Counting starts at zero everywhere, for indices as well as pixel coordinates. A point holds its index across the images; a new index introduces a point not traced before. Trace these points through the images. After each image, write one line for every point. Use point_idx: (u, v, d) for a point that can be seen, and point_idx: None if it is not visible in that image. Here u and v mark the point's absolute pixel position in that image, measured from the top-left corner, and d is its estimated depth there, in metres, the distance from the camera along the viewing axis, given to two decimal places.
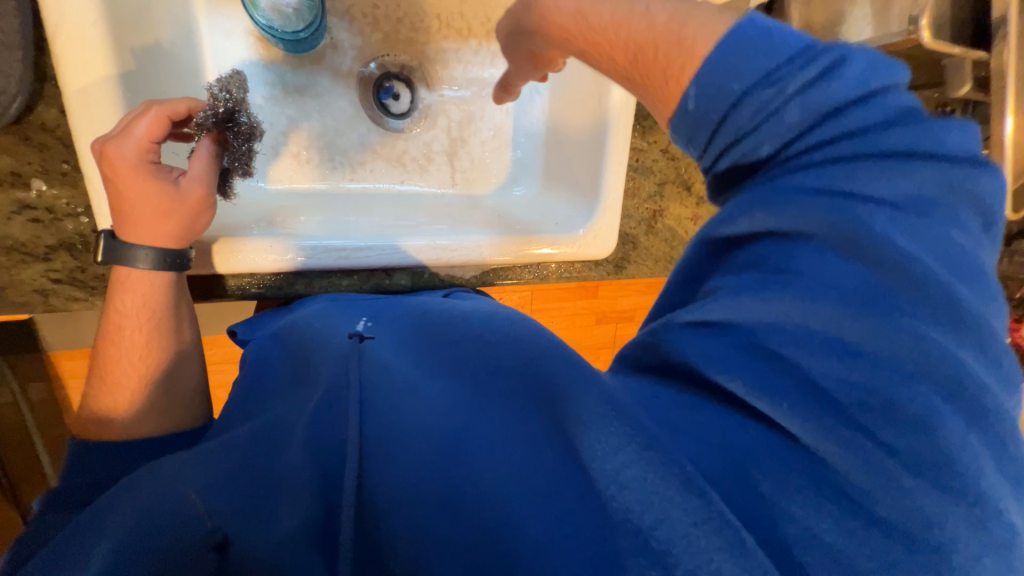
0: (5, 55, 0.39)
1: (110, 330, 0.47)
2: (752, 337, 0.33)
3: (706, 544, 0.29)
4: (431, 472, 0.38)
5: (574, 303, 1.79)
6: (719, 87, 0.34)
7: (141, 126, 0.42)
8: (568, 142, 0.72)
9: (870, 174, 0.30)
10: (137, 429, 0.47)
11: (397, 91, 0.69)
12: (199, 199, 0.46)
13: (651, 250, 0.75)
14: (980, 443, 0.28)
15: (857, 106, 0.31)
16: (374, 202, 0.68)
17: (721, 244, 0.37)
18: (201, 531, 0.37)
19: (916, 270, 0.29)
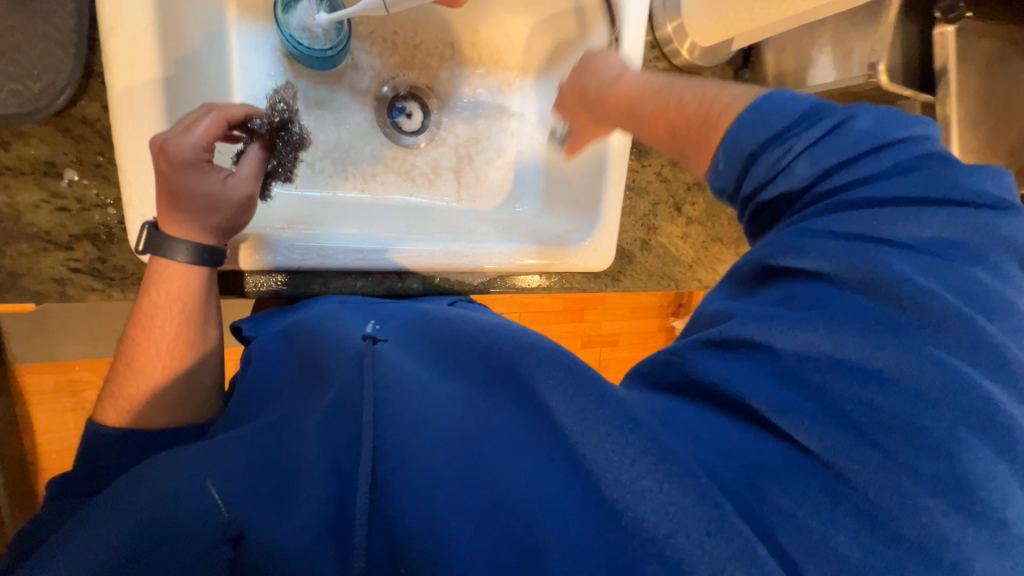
0: (60, 52, 0.43)
1: (143, 319, 0.49)
2: (781, 364, 0.36)
3: (718, 554, 0.31)
4: (466, 490, 0.38)
5: (560, 326, 1.83)
6: (737, 148, 0.43)
7: (203, 127, 0.46)
8: (569, 171, 0.78)
9: (887, 221, 0.36)
10: (151, 417, 0.49)
11: (410, 110, 0.74)
12: (244, 198, 0.50)
13: (646, 265, 0.80)
14: (998, 463, 0.31)
15: (862, 160, 0.38)
16: (386, 212, 0.71)
17: (761, 277, 0.41)
18: (220, 518, 0.37)
19: (939, 307, 0.32)
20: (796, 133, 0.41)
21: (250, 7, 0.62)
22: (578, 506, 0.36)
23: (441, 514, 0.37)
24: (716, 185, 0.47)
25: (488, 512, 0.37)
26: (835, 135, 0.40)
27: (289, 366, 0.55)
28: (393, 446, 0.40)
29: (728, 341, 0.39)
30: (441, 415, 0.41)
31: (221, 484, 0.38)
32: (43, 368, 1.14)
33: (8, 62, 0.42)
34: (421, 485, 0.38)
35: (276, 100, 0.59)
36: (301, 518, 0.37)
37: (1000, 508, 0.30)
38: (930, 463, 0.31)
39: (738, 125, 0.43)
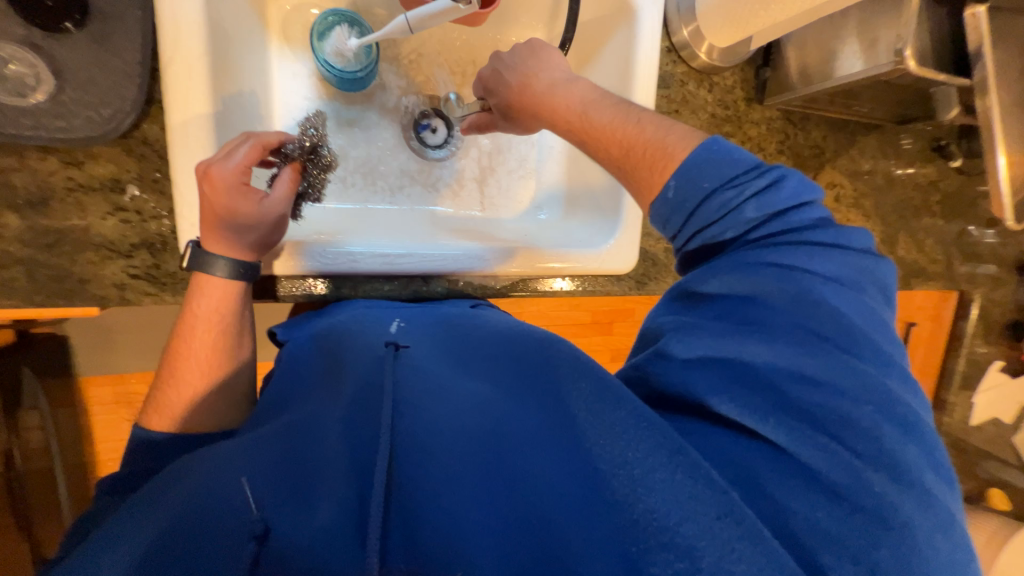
0: (128, 81, 0.49)
1: (184, 329, 0.52)
2: (740, 368, 0.41)
3: (726, 535, 0.34)
4: (476, 468, 0.40)
5: (589, 339, 1.81)
6: (694, 185, 0.45)
7: (241, 154, 0.50)
8: (570, 193, 0.82)
9: (808, 259, 0.43)
10: (190, 423, 0.51)
11: (434, 125, 0.77)
12: (277, 218, 0.53)
13: (671, 267, 0.80)
14: (904, 438, 0.38)
15: (783, 213, 0.45)
16: (412, 221, 0.74)
17: (695, 300, 0.45)
18: (242, 520, 0.37)
19: (849, 324, 0.40)
20: (747, 180, 0.45)
21: (289, 38, 0.68)
22: (594, 500, 0.38)
23: (464, 511, 0.38)
24: (660, 215, 0.48)
25: (507, 505, 0.39)
26: (775, 188, 0.45)
27: (315, 367, 0.56)
28: (414, 441, 0.42)
29: (699, 353, 0.42)
30: (463, 410, 0.44)
31: (248, 484, 0.39)
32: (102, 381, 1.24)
33: (86, 93, 0.48)
34: (446, 478, 0.40)
35: (307, 127, 0.67)
36: (321, 519, 0.37)
37: (911, 471, 0.37)
38: (859, 443, 0.38)
39: (696, 165, 0.45)
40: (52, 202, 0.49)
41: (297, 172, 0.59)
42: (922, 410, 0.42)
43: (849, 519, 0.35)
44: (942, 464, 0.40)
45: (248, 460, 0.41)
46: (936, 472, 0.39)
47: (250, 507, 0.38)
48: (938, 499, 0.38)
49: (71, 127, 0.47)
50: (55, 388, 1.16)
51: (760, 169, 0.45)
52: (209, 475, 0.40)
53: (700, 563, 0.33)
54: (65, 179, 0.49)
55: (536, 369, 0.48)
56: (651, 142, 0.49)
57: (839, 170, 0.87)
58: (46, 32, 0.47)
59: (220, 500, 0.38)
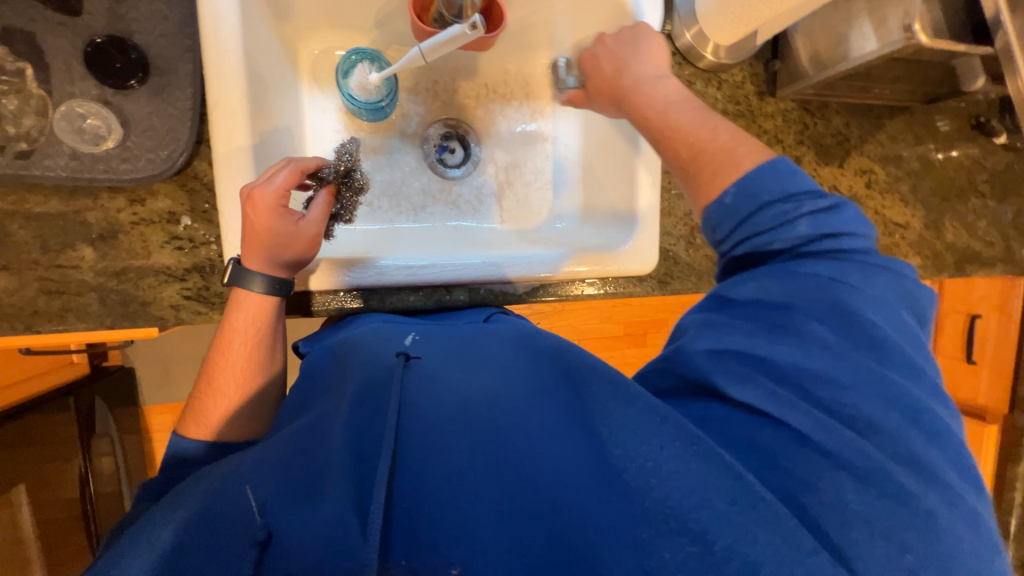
0: (181, 125, 0.56)
1: (224, 342, 0.56)
2: (766, 363, 0.41)
3: (744, 520, 0.35)
4: (484, 458, 0.42)
5: (623, 352, 1.77)
6: (752, 194, 0.46)
7: (281, 178, 0.54)
8: (602, 205, 0.81)
9: (848, 274, 0.43)
10: (227, 428, 0.55)
11: (453, 147, 0.82)
12: (311, 237, 0.57)
13: (694, 265, 0.78)
14: (929, 442, 0.38)
15: (839, 237, 0.45)
16: (435, 236, 0.78)
17: (725, 304, 0.46)
18: (251, 526, 0.40)
19: (880, 334, 0.40)
20: (807, 198, 0.46)
21: (319, 79, 0.75)
22: (608, 489, 0.39)
23: (467, 504, 0.40)
24: (713, 218, 0.49)
25: (512, 497, 0.40)
26: (834, 211, 0.45)
27: (329, 371, 0.58)
28: (421, 439, 0.43)
29: (726, 346, 0.42)
30: (474, 407, 0.46)
31: (253, 492, 0.42)
32: (164, 409, 1.33)
33: (146, 138, 0.55)
34: (455, 471, 0.42)
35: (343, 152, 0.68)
36: (328, 511, 0.39)
37: (931, 467, 0.37)
38: (886, 441, 0.37)
39: (755, 177, 0.46)
40: (120, 234, 0.56)
41: (331, 196, 0.62)
42: (954, 422, 0.41)
43: (862, 495, 0.36)
44: (970, 468, 0.39)
45: (260, 467, 0.43)
46: (963, 472, 0.39)
47: (257, 511, 0.40)
48: (967, 500, 0.37)
49: (134, 168, 0.54)
50: (124, 416, 1.27)
51: (823, 191, 0.46)
52: (244, 469, 0.44)
53: (713, 546, 0.35)
54: (129, 215, 0.56)
55: (547, 370, 0.49)
56: (721, 148, 0.50)
57: (869, 157, 0.84)
58: (114, 88, 0.54)
59: (235, 502, 0.41)
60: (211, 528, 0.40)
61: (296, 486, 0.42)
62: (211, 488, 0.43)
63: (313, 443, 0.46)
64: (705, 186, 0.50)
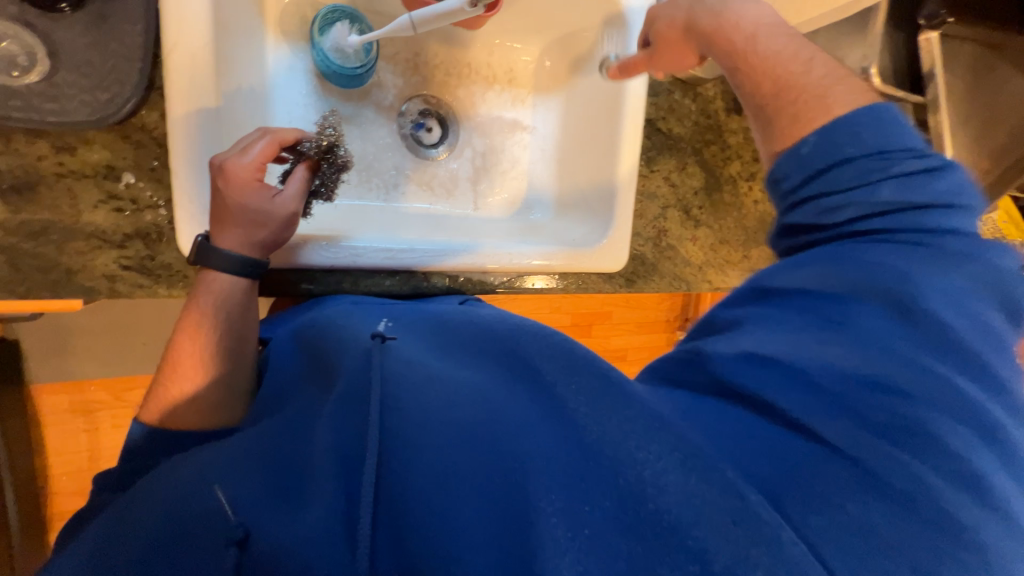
0: (127, 66, 0.48)
1: (187, 321, 0.51)
2: (797, 372, 0.39)
3: (743, 541, 0.32)
4: (475, 472, 0.38)
5: (570, 342, 1.85)
6: (836, 144, 0.48)
7: (257, 150, 0.51)
8: (587, 192, 0.81)
9: (923, 261, 0.43)
10: (192, 421, 0.50)
11: (430, 125, 0.78)
12: (289, 214, 0.53)
13: (658, 267, 0.83)
14: (992, 457, 0.37)
15: (923, 210, 0.46)
16: (409, 218, 0.74)
17: (772, 290, 0.47)
18: (223, 526, 0.36)
19: (953, 335, 0.40)
20: (900, 158, 0.47)
21: (286, 31, 0.68)
22: (614, 491, 0.36)
23: (452, 510, 0.36)
24: (782, 168, 0.52)
25: (501, 500, 0.36)
26: (925, 176, 0.46)
27: (299, 363, 0.55)
28: (401, 438, 0.39)
29: (756, 351, 0.41)
30: (464, 408, 0.42)
31: (224, 492, 0.38)
32: (57, 389, 1.14)
33: (80, 75, 0.47)
34: (444, 475, 0.37)
35: (326, 125, 0.62)
36: (314, 515, 0.36)
37: (991, 484, 0.36)
38: (943, 460, 0.36)
39: (845, 125, 0.48)
40: (41, 187, 0.48)
41: (309, 172, 0.59)
42: None
43: (874, 505, 0.34)
44: None
45: (229, 467, 0.40)
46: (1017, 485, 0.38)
47: (228, 509, 0.37)
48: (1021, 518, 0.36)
49: (63, 110, 0.46)
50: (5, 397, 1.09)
51: (924, 154, 0.47)
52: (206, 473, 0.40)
53: (713, 566, 0.32)
54: (55, 164, 0.49)
55: (557, 364, 0.44)
56: (811, 86, 0.52)
57: None
58: (40, 10, 0.46)
59: (198, 505, 0.38)
60: (175, 531, 0.37)
61: (263, 482, 0.39)
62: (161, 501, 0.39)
63: (292, 441, 0.43)
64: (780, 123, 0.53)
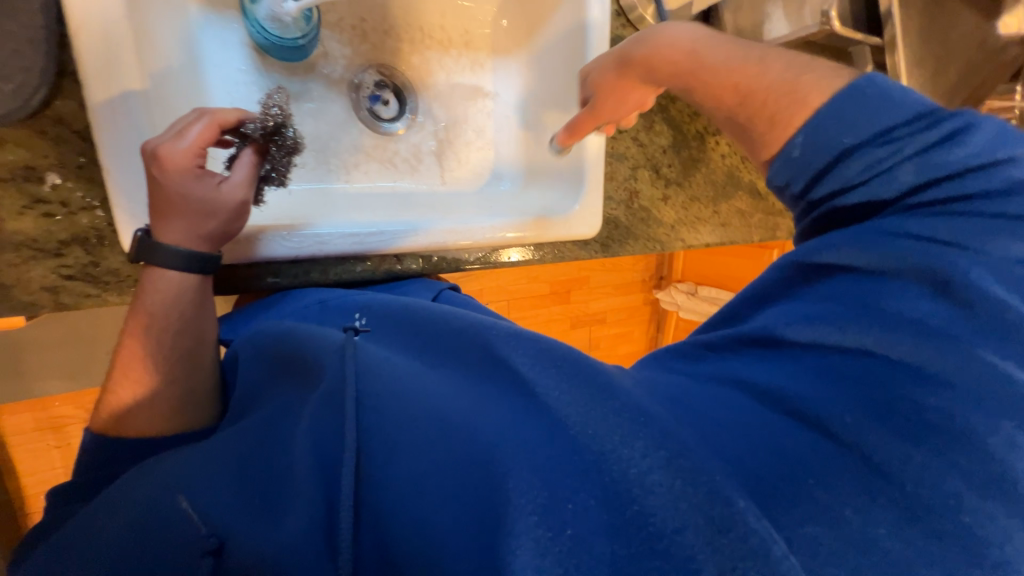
0: (30, 50, 0.43)
1: (135, 325, 0.47)
2: (813, 364, 0.42)
3: (731, 552, 0.34)
4: (478, 496, 0.38)
5: (550, 309, 1.87)
6: (834, 141, 0.47)
7: (195, 133, 0.46)
8: (552, 161, 0.80)
9: (972, 234, 0.41)
10: (149, 426, 0.47)
11: (386, 98, 0.74)
12: (238, 204, 0.50)
13: (632, 230, 0.83)
14: (1012, 426, 0.37)
15: (968, 173, 0.44)
16: (374, 199, 0.71)
17: (807, 274, 0.49)
18: (195, 536, 0.36)
19: (1006, 310, 0.39)
20: (909, 133, 0.45)
21: (212, 1, 0.61)
22: (600, 487, 0.37)
23: (427, 515, 0.37)
24: (782, 176, 0.52)
25: (488, 512, 0.37)
26: (951, 144, 0.44)
27: (265, 362, 0.52)
28: (388, 461, 0.39)
29: (762, 340, 0.47)
30: (456, 424, 0.41)
31: (193, 505, 0.37)
32: (19, 408, 1.08)
33: None
34: (439, 493, 0.38)
35: (268, 103, 0.58)
36: (292, 521, 0.37)
37: (978, 440, 0.37)
38: (960, 450, 0.37)
39: (832, 116, 0.48)
40: None
41: (258, 157, 0.55)
42: None
43: (829, 465, 0.37)
44: None
45: (198, 476, 0.39)
46: None
47: (196, 520, 0.36)
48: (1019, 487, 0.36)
49: None
50: None
51: (943, 118, 0.45)
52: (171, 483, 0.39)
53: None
54: None
55: (570, 370, 0.45)
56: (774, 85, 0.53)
57: None
58: None
59: (166, 518, 0.37)
60: (145, 544, 0.36)
61: (246, 495, 0.38)
62: (125, 519, 0.37)
63: (270, 443, 0.42)
64: (769, 134, 0.53)
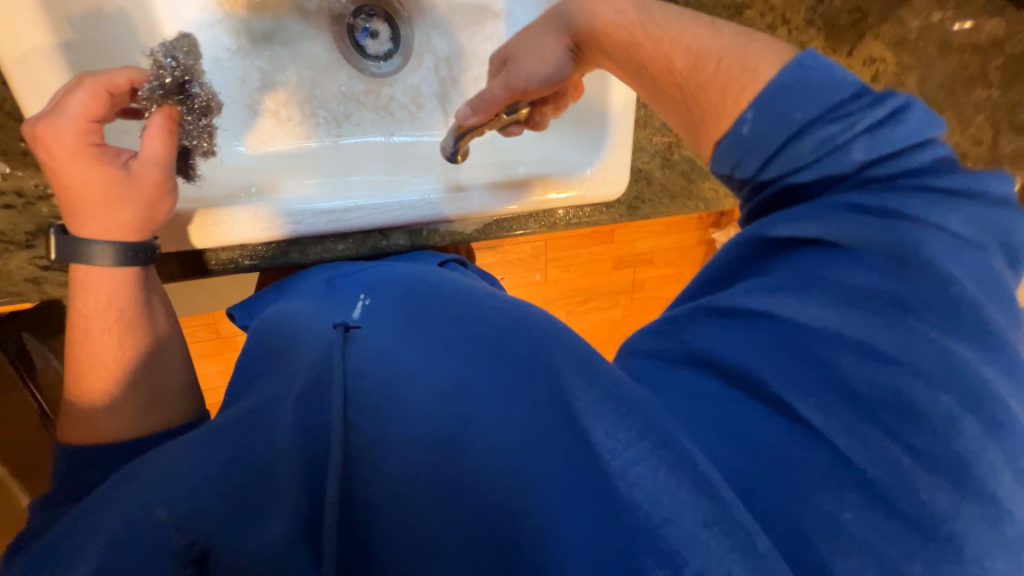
0: None
1: (77, 334, 0.46)
2: (793, 331, 0.33)
3: (717, 544, 0.29)
4: (436, 478, 0.34)
5: (591, 250, 1.75)
6: (780, 116, 0.35)
7: (75, 104, 0.41)
8: (579, 109, 0.66)
9: (930, 205, 0.32)
10: (111, 430, 0.44)
11: (374, 29, 0.65)
12: (153, 184, 0.45)
13: (667, 186, 0.69)
14: None
15: (911, 150, 0.34)
16: (367, 156, 0.64)
17: (763, 245, 0.37)
18: (181, 541, 0.30)
19: (952, 291, 0.31)
20: (859, 108, 0.35)
21: None
22: (594, 484, 0.32)
23: (412, 515, 0.33)
24: (727, 157, 0.38)
25: (459, 490, 0.34)
26: (896, 121, 0.34)
27: (263, 345, 0.49)
28: (371, 430, 0.37)
29: (741, 309, 0.36)
30: (414, 375, 0.41)
31: (175, 505, 0.32)
32: None
33: None
34: (394, 439, 0.37)
35: (164, 54, 0.49)
36: (280, 517, 0.33)
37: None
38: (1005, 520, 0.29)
39: (784, 89, 0.35)
40: None
41: (172, 121, 0.47)
42: None
43: (815, 458, 0.30)
44: None
45: (179, 467, 0.35)
46: None
47: (178, 529, 0.31)
48: None
49: None
50: None
51: (879, 95, 0.35)
52: (131, 499, 0.32)
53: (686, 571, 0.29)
54: None
55: (529, 356, 0.39)
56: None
57: (882, 41, 0.69)
58: None
59: (138, 520, 0.31)
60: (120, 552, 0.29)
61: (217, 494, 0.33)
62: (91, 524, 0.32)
63: (253, 437, 0.37)
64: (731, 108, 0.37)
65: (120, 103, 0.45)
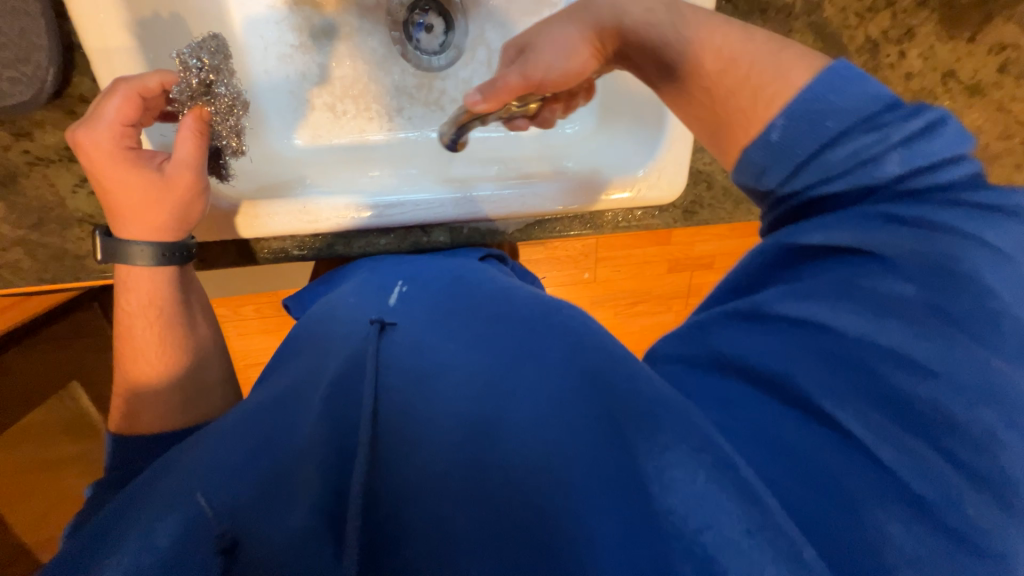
0: (33, 24, 0.46)
1: (123, 329, 0.50)
2: (832, 345, 0.31)
3: (760, 555, 0.26)
4: (465, 474, 0.32)
5: (644, 250, 1.67)
6: (812, 122, 0.34)
7: (109, 109, 0.44)
8: (631, 106, 0.62)
9: (971, 219, 0.30)
10: (156, 422, 0.47)
11: (429, 23, 0.65)
12: (181, 184, 0.47)
13: (730, 190, 0.63)
14: None
15: (947, 163, 0.32)
16: (414, 151, 0.65)
17: (789, 252, 0.36)
18: (214, 530, 0.30)
19: (991, 305, 0.29)
20: (892, 120, 0.33)
21: None
22: (627, 494, 0.30)
23: (439, 511, 0.31)
24: (754, 162, 0.37)
25: (489, 486, 0.32)
26: (932, 133, 0.33)
27: (302, 336, 0.49)
28: (400, 416, 0.36)
29: (799, 315, 0.33)
30: (445, 363, 0.39)
31: (212, 496, 0.31)
32: None
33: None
34: (422, 431, 0.35)
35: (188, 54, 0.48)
36: (302, 509, 0.31)
37: None
38: None
39: (811, 103, 0.35)
40: (20, 177, 0.52)
41: (201, 121, 0.48)
42: None
43: (880, 491, 0.28)
44: None
45: (208, 454, 0.34)
46: None
47: (214, 518, 0.31)
48: None
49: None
50: None
51: (913, 107, 0.33)
52: (169, 480, 0.33)
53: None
54: (21, 153, 0.51)
55: (566, 355, 0.38)
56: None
57: (1016, 24, 0.58)
58: None
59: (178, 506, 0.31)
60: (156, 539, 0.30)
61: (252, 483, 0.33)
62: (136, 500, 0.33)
63: (283, 424, 0.37)
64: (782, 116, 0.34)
65: (151, 107, 0.47)
